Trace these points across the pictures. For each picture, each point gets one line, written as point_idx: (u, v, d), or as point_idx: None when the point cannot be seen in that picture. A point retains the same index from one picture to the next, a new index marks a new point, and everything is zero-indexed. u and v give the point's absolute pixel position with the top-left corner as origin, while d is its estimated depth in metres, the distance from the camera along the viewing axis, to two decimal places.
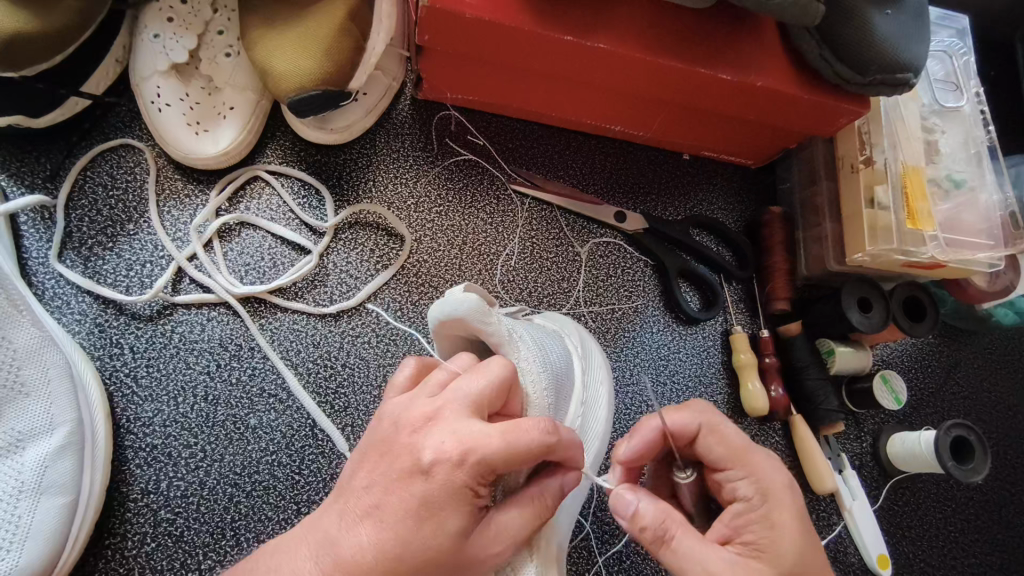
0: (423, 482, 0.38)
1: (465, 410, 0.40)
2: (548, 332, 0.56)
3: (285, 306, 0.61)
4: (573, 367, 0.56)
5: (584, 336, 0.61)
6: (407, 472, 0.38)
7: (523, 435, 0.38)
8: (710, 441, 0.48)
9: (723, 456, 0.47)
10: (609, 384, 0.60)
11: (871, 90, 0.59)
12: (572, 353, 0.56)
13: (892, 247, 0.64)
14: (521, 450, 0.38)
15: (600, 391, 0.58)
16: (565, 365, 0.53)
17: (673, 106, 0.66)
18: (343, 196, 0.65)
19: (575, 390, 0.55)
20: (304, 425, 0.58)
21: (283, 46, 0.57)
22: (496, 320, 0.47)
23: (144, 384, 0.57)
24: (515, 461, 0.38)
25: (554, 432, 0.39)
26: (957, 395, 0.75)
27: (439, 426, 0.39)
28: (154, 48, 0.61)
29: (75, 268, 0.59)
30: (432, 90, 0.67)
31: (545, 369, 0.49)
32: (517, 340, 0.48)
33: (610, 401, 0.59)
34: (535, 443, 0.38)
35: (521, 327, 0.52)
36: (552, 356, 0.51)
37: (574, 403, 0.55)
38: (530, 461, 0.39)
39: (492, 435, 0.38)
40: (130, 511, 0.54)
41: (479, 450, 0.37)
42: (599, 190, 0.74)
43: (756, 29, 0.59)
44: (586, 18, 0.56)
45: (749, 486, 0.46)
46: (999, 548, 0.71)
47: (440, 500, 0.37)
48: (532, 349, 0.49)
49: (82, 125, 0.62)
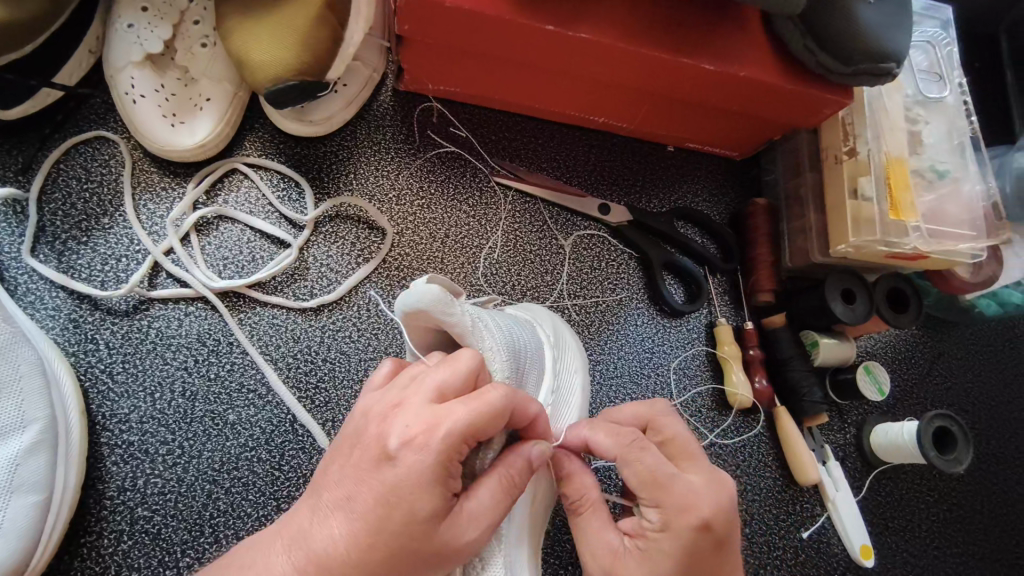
0: (390, 469, 0.38)
1: (429, 398, 0.40)
2: (519, 321, 0.56)
3: (264, 300, 0.60)
4: (544, 356, 0.55)
5: (556, 325, 0.61)
6: (373, 460, 0.39)
7: (484, 400, 0.38)
8: (631, 465, 0.46)
9: (638, 481, 0.45)
10: (585, 372, 0.60)
11: (854, 80, 0.59)
12: (544, 343, 0.56)
13: (875, 238, 0.63)
14: (483, 416, 0.38)
15: (572, 378, 0.58)
16: (534, 353, 0.53)
17: (655, 95, 0.65)
18: (323, 188, 0.65)
19: (545, 377, 0.55)
20: (285, 420, 0.58)
21: (257, 35, 0.56)
22: (458, 311, 0.46)
23: (119, 380, 0.56)
24: (482, 429, 0.38)
25: (514, 392, 0.40)
26: (940, 385, 0.76)
27: (403, 412, 0.39)
28: (128, 38, 0.60)
29: (49, 263, 0.58)
30: (413, 82, 0.67)
31: (506, 355, 0.48)
32: (480, 328, 0.48)
33: (585, 390, 0.59)
34: (494, 394, 0.39)
35: (487, 314, 0.51)
36: (519, 344, 0.51)
37: (546, 391, 0.55)
38: (498, 425, 0.39)
39: (454, 407, 0.38)
40: (106, 509, 0.53)
41: (445, 424, 0.38)
42: (581, 182, 0.73)
43: (738, 19, 0.59)
44: (566, 8, 0.55)
45: (657, 512, 0.45)
46: (979, 537, 0.72)
47: (407, 485, 0.37)
48: (496, 337, 0.48)
49: (55, 117, 0.60)
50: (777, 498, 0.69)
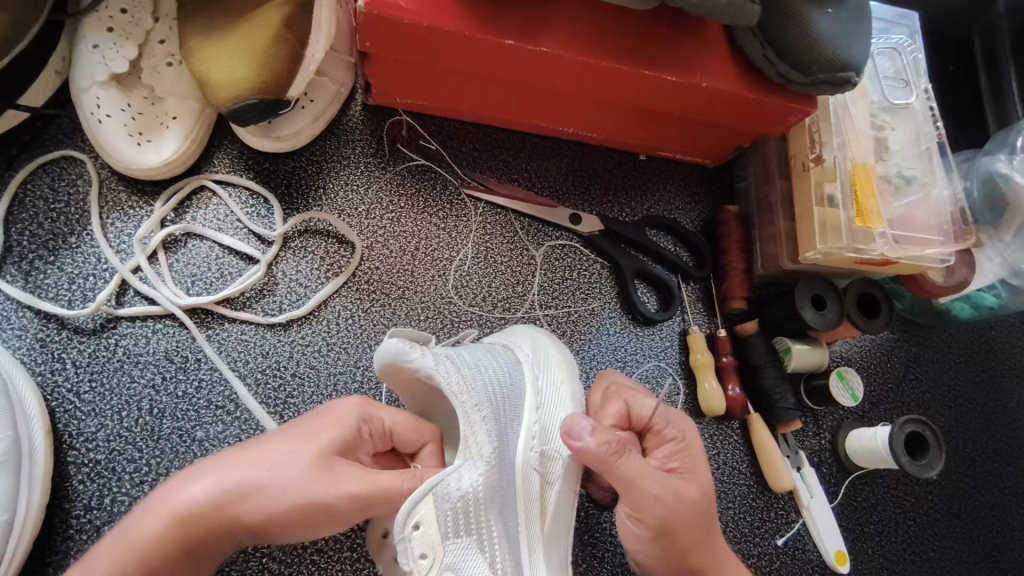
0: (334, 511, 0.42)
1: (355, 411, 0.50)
2: (490, 346, 0.56)
3: (232, 316, 0.61)
4: (519, 375, 0.54)
5: (538, 340, 0.59)
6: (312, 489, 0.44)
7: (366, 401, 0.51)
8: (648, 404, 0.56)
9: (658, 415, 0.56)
10: (573, 381, 0.57)
11: (813, 89, 0.59)
12: (520, 363, 0.55)
13: (841, 244, 0.64)
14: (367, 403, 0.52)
15: (560, 391, 0.56)
16: (509, 387, 0.53)
17: (623, 107, 0.66)
18: (292, 204, 0.65)
19: (527, 402, 0.53)
20: (253, 436, 0.58)
21: (220, 55, 0.56)
22: (415, 357, 0.50)
23: (87, 400, 0.57)
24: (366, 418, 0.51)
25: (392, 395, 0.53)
26: (917, 389, 0.76)
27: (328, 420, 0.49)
28: (93, 58, 0.60)
29: (16, 283, 0.58)
30: (381, 95, 0.67)
31: (478, 381, 0.51)
32: (445, 367, 0.50)
33: (575, 397, 0.56)
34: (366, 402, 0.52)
35: (450, 352, 0.52)
36: (488, 379, 0.52)
37: (529, 411, 0.53)
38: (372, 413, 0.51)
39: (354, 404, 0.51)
40: (73, 529, 0.53)
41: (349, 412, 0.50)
42: (554, 192, 0.73)
43: (698, 31, 0.59)
44: (524, 22, 0.55)
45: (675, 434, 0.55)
46: (958, 541, 0.72)
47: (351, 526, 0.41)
48: (458, 375, 0.50)
49: (21, 137, 0.61)
50: (751, 506, 0.69)
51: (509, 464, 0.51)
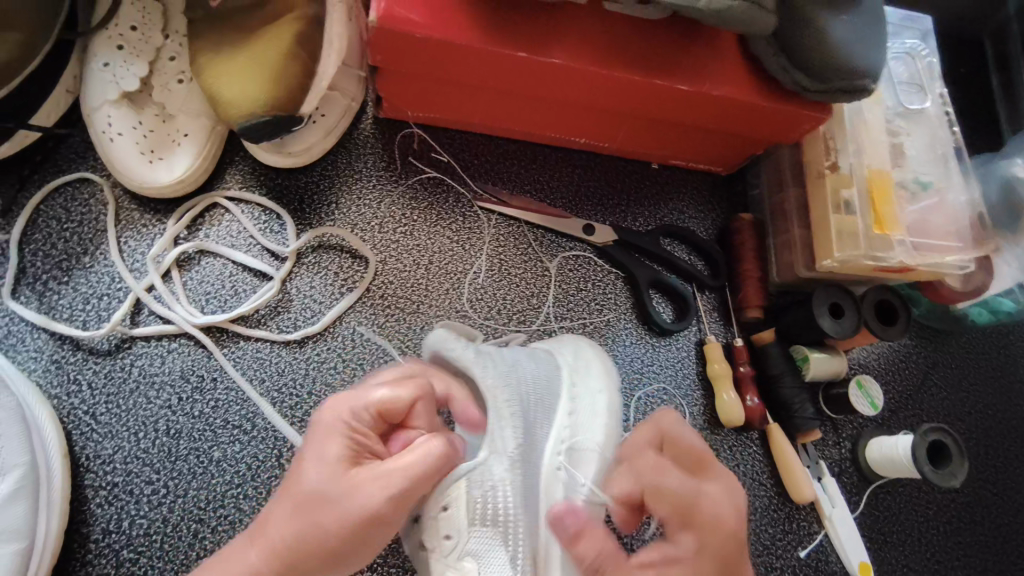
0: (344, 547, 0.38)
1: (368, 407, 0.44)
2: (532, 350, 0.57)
3: (247, 334, 0.60)
4: (558, 381, 0.55)
5: (580, 347, 0.59)
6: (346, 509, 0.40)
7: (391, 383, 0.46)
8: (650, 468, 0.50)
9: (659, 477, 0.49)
10: (611, 390, 0.56)
11: (830, 96, 0.58)
12: (560, 368, 0.56)
13: (859, 252, 0.63)
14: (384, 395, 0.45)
15: (597, 398, 0.55)
16: (543, 391, 0.53)
17: (636, 116, 0.65)
18: (305, 219, 0.65)
19: (559, 406, 0.54)
20: (270, 455, 0.57)
21: (231, 71, 0.56)
22: (458, 350, 0.51)
23: (103, 421, 0.56)
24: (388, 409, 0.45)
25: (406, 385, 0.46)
26: (936, 396, 0.75)
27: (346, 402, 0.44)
28: (104, 76, 0.60)
29: (31, 304, 0.58)
30: (392, 109, 0.67)
31: (513, 379, 0.51)
32: (486, 362, 0.51)
33: (614, 407, 0.55)
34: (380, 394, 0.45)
35: (493, 350, 0.53)
36: (523, 379, 0.52)
37: (563, 414, 0.54)
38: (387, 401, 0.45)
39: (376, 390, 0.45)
40: (91, 553, 0.53)
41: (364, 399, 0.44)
42: (567, 203, 0.73)
43: (711, 40, 0.59)
44: (536, 34, 0.55)
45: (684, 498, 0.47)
46: (982, 549, 0.71)
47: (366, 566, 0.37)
48: (497, 373, 0.51)
49: (34, 158, 0.61)
50: (772, 517, 0.68)
51: (535, 459, 0.51)
